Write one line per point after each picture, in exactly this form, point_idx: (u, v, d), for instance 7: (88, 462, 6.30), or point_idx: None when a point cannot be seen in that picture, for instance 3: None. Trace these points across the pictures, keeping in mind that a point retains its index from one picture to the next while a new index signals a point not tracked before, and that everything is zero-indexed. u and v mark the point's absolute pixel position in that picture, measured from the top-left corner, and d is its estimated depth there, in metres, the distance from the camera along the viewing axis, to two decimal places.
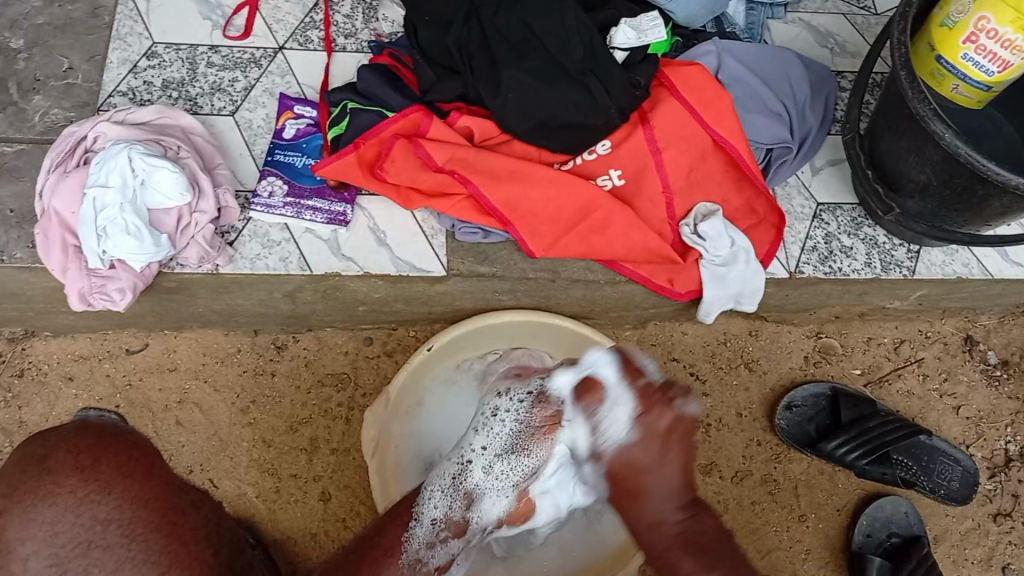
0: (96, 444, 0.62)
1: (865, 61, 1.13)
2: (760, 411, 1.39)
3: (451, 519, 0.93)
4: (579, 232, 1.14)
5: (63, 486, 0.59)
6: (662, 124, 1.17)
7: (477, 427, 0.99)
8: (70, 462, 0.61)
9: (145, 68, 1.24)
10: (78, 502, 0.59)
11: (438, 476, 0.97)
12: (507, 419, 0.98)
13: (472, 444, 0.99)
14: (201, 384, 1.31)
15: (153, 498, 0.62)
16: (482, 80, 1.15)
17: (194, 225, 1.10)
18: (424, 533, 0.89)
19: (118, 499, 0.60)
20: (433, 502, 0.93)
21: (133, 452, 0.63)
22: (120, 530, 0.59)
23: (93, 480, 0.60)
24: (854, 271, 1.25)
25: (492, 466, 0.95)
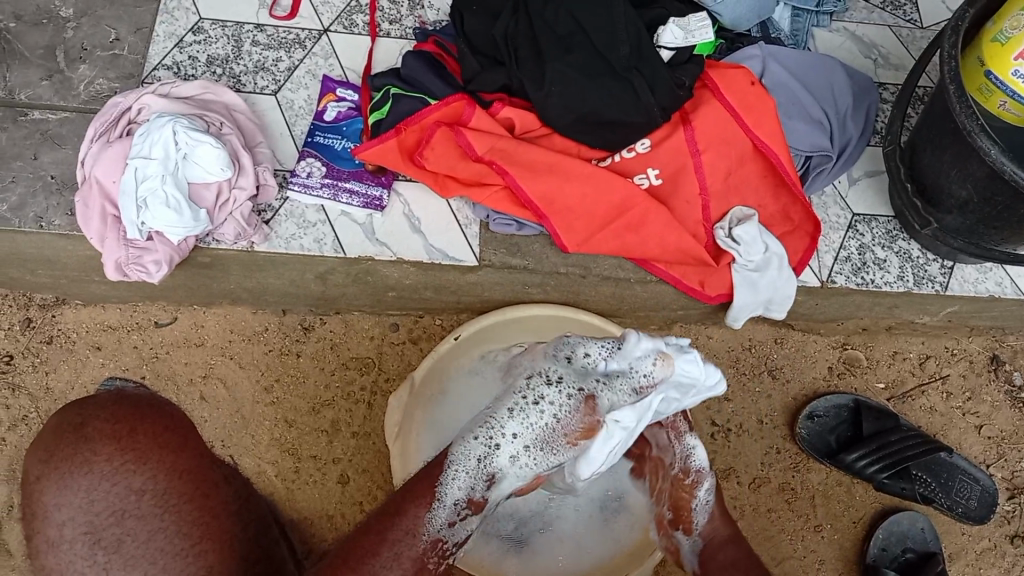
0: (133, 410, 0.63)
1: (912, 73, 1.13)
2: (782, 419, 1.39)
3: (472, 503, 0.91)
4: (614, 229, 1.14)
5: (100, 454, 0.60)
6: (704, 127, 1.17)
7: (511, 409, 0.92)
8: (107, 430, 0.62)
9: (190, 43, 1.25)
10: (114, 471, 0.60)
11: (462, 453, 0.91)
12: (553, 411, 0.92)
13: (503, 427, 0.92)
14: (226, 360, 1.31)
15: (186, 470, 0.63)
16: (526, 71, 1.15)
17: (232, 202, 1.11)
18: (445, 514, 0.88)
19: (153, 470, 0.61)
20: (456, 481, 0.89)
21: (169, 423, 0.64)
22: (154, 500, 0.61)
23: (130, 450, 0.61)
24: (886, 283, 1.25)
25: (518, 456, 0.92)
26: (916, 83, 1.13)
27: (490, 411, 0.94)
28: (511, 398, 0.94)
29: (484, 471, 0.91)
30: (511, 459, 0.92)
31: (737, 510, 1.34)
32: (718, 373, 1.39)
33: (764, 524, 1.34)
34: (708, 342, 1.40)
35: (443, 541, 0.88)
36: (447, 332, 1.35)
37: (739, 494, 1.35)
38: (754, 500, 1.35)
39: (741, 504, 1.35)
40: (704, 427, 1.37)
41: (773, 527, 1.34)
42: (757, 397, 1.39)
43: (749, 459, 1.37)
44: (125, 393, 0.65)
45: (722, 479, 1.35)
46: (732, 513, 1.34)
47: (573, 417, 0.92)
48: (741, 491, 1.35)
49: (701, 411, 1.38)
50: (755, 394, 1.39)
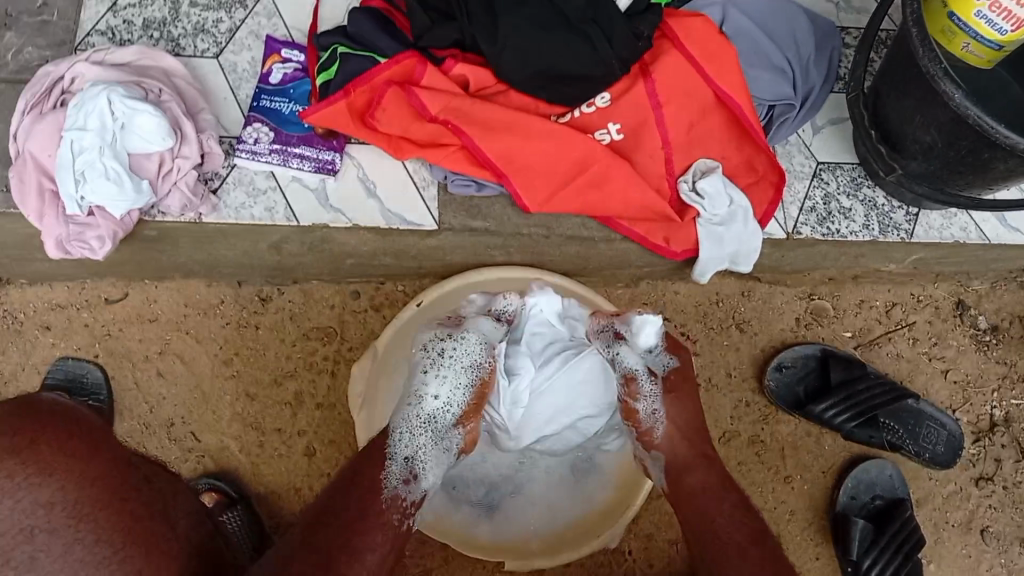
0: (28, 426, 0.70)
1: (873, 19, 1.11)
2: (750, 372, 1.39)
3: (419, 460, 0.95)
4: (576, 187, 1.12)
5: (0, 471, 0.67)
6: (664, 78, 1.14)
7: (425, 368, 1.01)
8: (8, 442, 0.69)
9: (124, 7, 1.19)
10: (17, 486, 0.67)
11: (400, 415, 0.97)
12: (467, 348, 1.02)
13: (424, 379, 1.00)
14: (182, 335, 1.27)
15: (97, 477, 0.71)
16: (478, 26, 1.09)
17: (176, 171, 1.06)
18: (399, 470, 0.92)
19: (59, 481, 0.69)
20: (404, 441, 0.95)
21: (74, 432, 0.73)
22: (64, 512, 0.68)
23: (31, 464, 0.69)
24: (851, 233, 1.23)
25: (452, 392, 1.00)
26: (876, 27, 1.12)
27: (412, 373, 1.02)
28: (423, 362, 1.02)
29: (432, 425, 0.98)
30: (436, 396, 0.99)
31: None
32: (686, 328, 1.38)
33: (735, 478, 1.34)
34: (675, 298, 1.39)
35: (403, 496, 0.90)
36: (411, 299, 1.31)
37: None
38: (724, 453, 1.35)
39: None
40: None
41: (744, 480, 1.34)
42: (725, 351, 1.39)
43: (717, 414, 1.36)
44: (34, 401, 0.74)
45: None
46: None
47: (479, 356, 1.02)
48: None
49: None
50: (723, 348, 1.39)
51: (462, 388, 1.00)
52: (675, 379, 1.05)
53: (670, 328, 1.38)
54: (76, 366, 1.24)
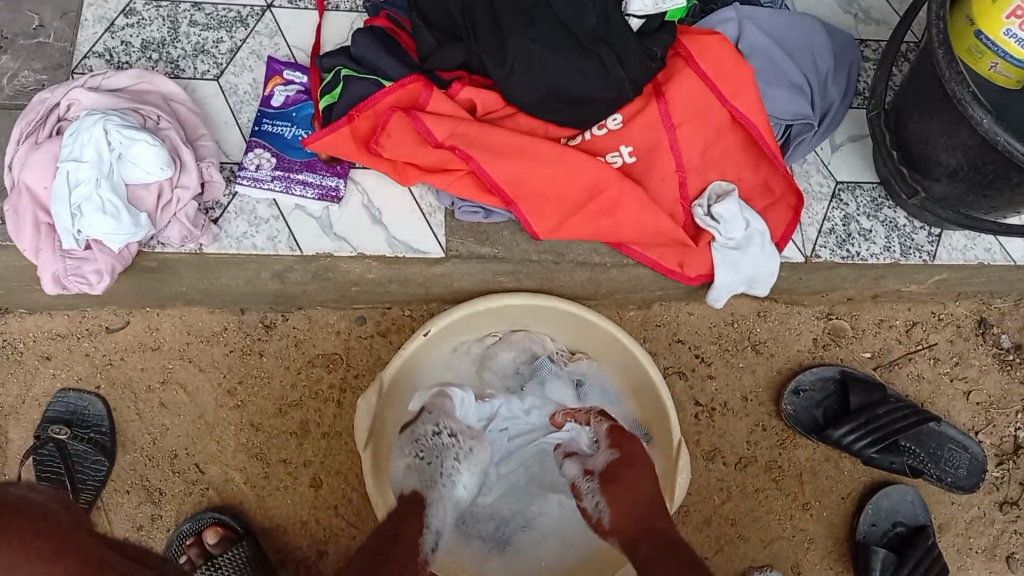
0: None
1: (897, 30, 1.08)
2: (767, 394, 1.35)
3: (439, 536, 1.03)
4: (587, 214, 1.09)
5: None
6: (678, 99, 1.10)
7: (456, 456, 1.09)
8: None
9: (122, 27, 1.16)
10: None
11: (439, 498, 1.04)
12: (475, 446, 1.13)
13: (451, 463, 1.08)
14: (185, 364, 1.25)
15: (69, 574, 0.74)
16: (486, 48, 1.05)
17: (175, 202, 1.03)
18: (432, 543, 0.99)
19: None
20: (436, 520, 1.02)
21: (40, 527, 0.74)
22: None
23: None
24: (872, 256, 1.19)
25: (468, 479, 1.10)
26: (900, 41, 1.08)
27: (440, 452, 1.07)
28: (452, 450, 1.09)
29: (451, 503, 1.06)
30: (464, 486, 1.09)
31: (724, 492, 1.31)
32: (701, 351, 1.35)
33: (752, 506, 1.30)
34: (689, 319, 1.35)
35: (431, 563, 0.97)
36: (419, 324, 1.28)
37: (725, 475, 1.31)
38: (741, 480, 1.31)
39: (728, 485, 1.31)
40: (687, 408, 1.33)
41: (761, 508, 1.31)
42: (741, 373, 1.35)
43: (734, 439, 1.33)
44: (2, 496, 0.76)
45: (708, 460, 1.32)
46: (719, 496, 1.30)
47: (480, 449, 1.14)
48: (726, 472, 1.32)
49: (683, 391, 1.34)
50: (739, 370, 1.35)
51: (473, 477, 1.11)
52: (614, 464, 1.03)
53: (684, 351, 1.35)
54: (77, 398, 1.22)
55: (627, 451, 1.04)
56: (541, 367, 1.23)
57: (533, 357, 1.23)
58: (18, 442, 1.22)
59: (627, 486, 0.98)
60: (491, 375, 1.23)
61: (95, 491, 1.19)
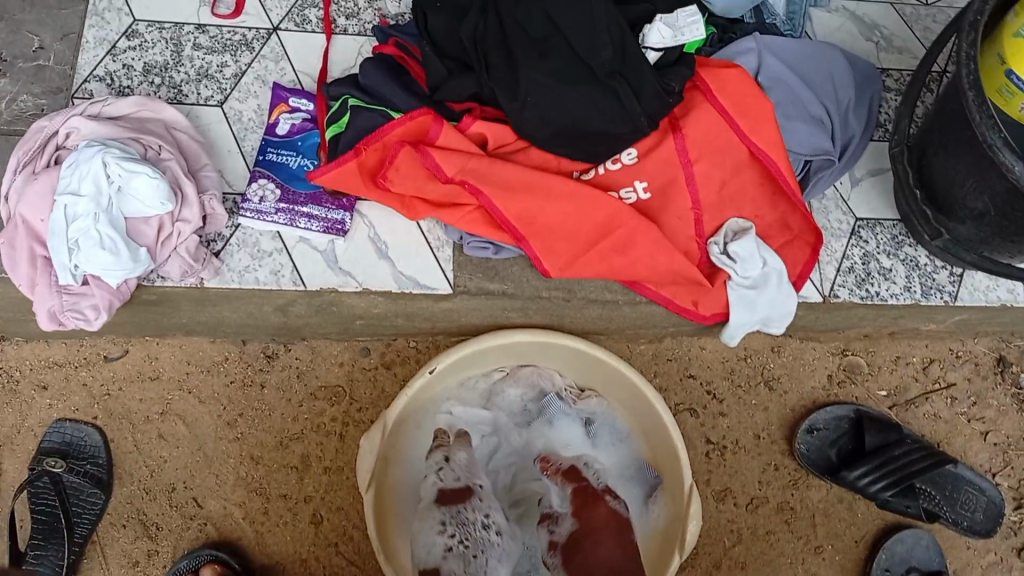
0: None
1: (927, 57, 1.08)
2: (779, 433, 1.32)
3: None
4: (600, 251, 1.06)
5: None
6: (695, 134, 1.07)
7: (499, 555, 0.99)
8: None
9: (124, 50, 1.12)
10: None
11: None
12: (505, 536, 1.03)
13: (492, 557, 0.99)
14: (185, 395, 1.22)
15: None
16: (498, 80, 1.01)
17: (176, 236, 1.00)
18: None
19: None
20: None
21: None
22: None
23: None
24: (892, 296, 1.16)
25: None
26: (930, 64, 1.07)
27: None
28: (492, 545, 0.99)
29: None
30: None
31: (734, 534, 1.28)
32: (712, 386, 1.32)
33: (763, 548, 1.27)
34: (701, 354, 1.32)
35: None
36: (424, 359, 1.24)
37: (736, 516, 1.28)
38: (752, 522, 1.28)
39: (739, 527, 1.28)
40: (698, 445, 1.30)
41: (772, 551, 1.27)
42: (753, 410, 1.32)
43: (745, 478, 1.30)
44: None
45: (718, 501, 1.28)
46: (729, 538, 1.27)
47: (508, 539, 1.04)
48: (737, 513, 1.28)
49: (694, 428, 1.31)
50: (751, 407, 1.32)
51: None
52: (575, 538, 0.95)
53: (695, 387, 1.32)
54: (74, 429, 1.19)
55: (591, 520, 0.96)
56: (550, 404, 1.18)
57: (540, 393, 1.20)
58: (12, 473, 1.19)
59: (586, 563, 0.91)
60: (498, 408, 1.20)
61: (90, 526, 1.17)
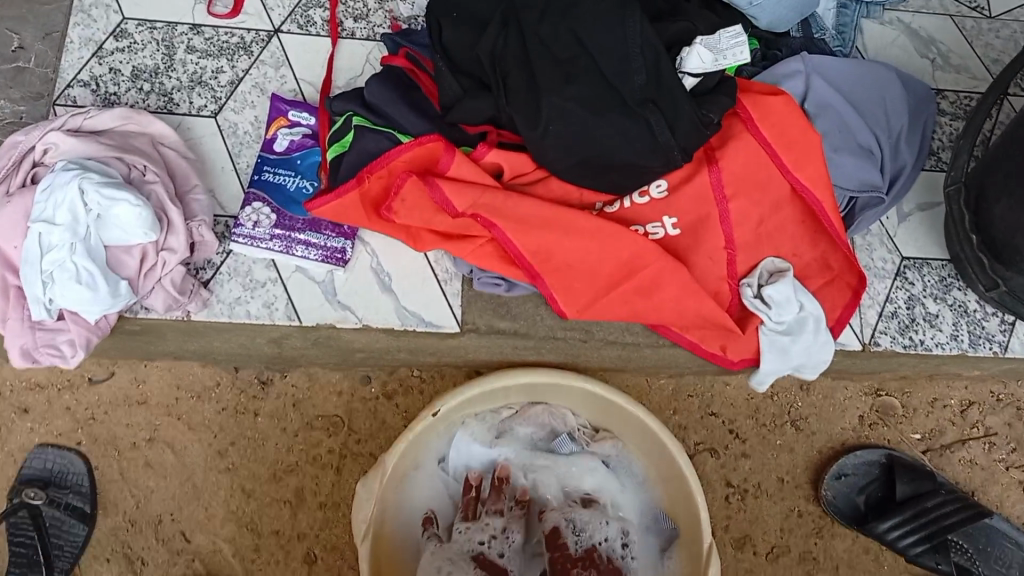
0: None
1: (1002, 76, 0.97)
2: (805, 476, 1.24)
3: None
4: (622, 293, 0.97)
5: None
6: (733, 168, 0.97)
7: None
8: None
9: (111, 52, 1.03)
10: None
11: None
12: None
13: None
14: (173, 421, 1.15)
15: None
16: (518, 106, 0.91)
17: (160, 267, 0.92)
18: None
19: None
20: None
21: None
22: None
23: None
24: (938, 345, 1.07)
25: None
26: (1005, 87, 0.97)
27: None
28: None
29: None
30: None
31: None
32: (735, 425, 1.24)
33: None
34: (725, 391, 1.24)
35: None
36: (430, 399, 1.16)
37: (756, 565, 1.21)
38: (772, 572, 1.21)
39: None
40: (718, 488, 1.22)
41: None
42: (778, 451, 1.24)
43: (767, 525, 1.22)
44: None
45: (737, 549, 1.21)
46: None
47: None
48: (757, 562, 1.21)
49: (714, 469, 1.23)
50: (776, 448, 1.24)
51: None
52: None
53: (717, 426, 1.23)
54: (56, 456, 1.12)
55: None
56: (561, 446, 1.11)
57: (551, 433, 1.13)
58: None
59: None
60: (506, 445, 1.10)
61: (71, 559, 1.11)
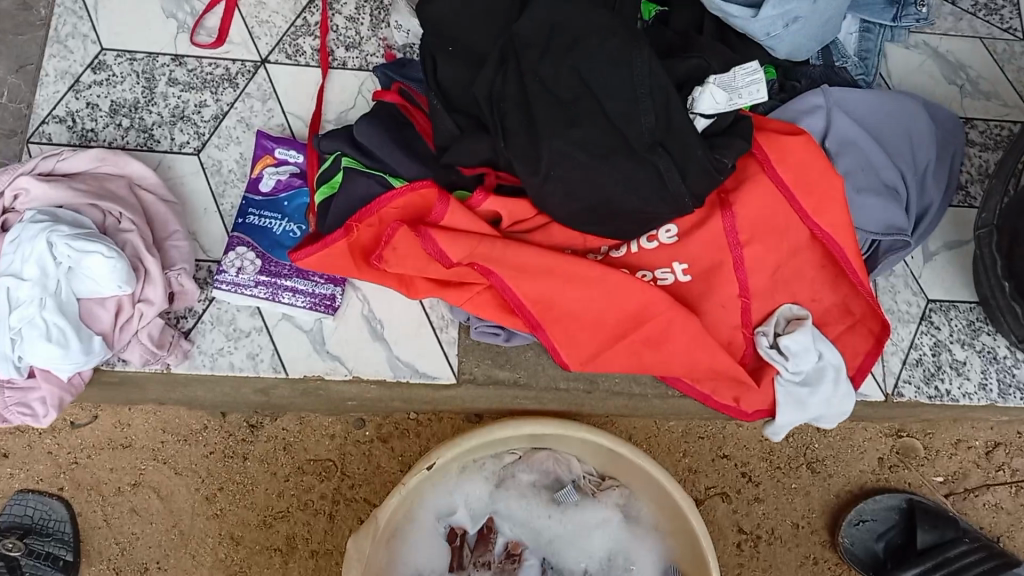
0: None
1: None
2: (820, 522, 1.18)
3: None
4: (629, 345, 0.90)
5: None
6: (748, 212, 0.91)
7: None
8: None
9: (89, 85, 0.98)
10: None
11: None
12: None
13: None
14: (159, 466, 1.10)
15: None
16: (517, 149, 0.84)
17: (137, 319, 0.86)
18: None
19: None
20: None
21: None
22: None
23: None
24: (965, 395, 1.00)
25: None
26: None
27: None
28: None
29: None
30: None
31: None
32: (748, 468, 1.18)
33: None
34: (737, 432, 1.18)
35: None
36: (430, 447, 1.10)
37: None
38: None
39: None
40: (729, 535, 1.17)
41: None
42: (792, 495, 1.18)
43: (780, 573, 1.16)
44: None
45: None
46: None
47: None
48: None
49: (725, 515, 1.17)
50: (790, 492, 1.18)
51: None
52: None
53: (729, 468, 1.18)
54: (37, 503, 1.08)
55: None
56: (567, 496, 1.03)
57: (556, 482, 1.05)
58: None
59: None
60: (509, 497, 1.04)
61: None
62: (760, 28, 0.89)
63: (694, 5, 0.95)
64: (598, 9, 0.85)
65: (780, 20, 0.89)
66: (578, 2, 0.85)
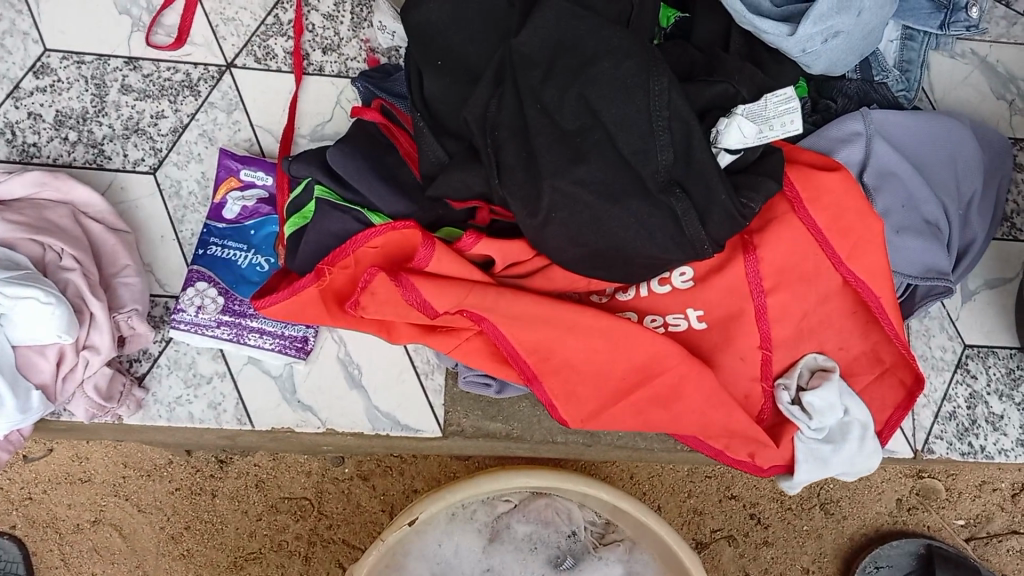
0: None
1: None
2: (832, 567, 1.11)
3: None
4: (635, 403, 0.80)
5: None
6: (774, 257, 0.80)
7: None
8: None
9: (30, 92, 0.87)
10: None
11: None
12: None
13: None
14: (121, 503, 1.01)
15: None
16: (513, 187, 0.73)
17: (81, 368, 0.76)
18: None
19: None
20: None
21: None
22: None
23: None
24: (1001, 453, 0.91)
25: None
26: None
27: None
28: None
29: None
30: None
31: None
32: (757, 509, 1.10)
33: None
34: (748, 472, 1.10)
35: None
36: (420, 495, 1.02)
37: None
38: None
39: None
40: None
41: None
42: (803, 538, 1.10)
43: None
44: None
45: None
46: None
47: None
48: None
49: (731, 559, 1.10)
50: (801, 535, 1.10)
51: None
52: None
53: (737, 510, 1.10)
54: None
55: None
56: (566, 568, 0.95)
57: (555, 533, 0.97)
58: None
59: None
60: (504, 552, 0.95)
61: None
62: (796, 45, 0.77)
63: (719, 14, 0.83)
64: (609, 25, 0.73)
65: (819, 36, 0.77)
66: (588, 16, 0.73)
